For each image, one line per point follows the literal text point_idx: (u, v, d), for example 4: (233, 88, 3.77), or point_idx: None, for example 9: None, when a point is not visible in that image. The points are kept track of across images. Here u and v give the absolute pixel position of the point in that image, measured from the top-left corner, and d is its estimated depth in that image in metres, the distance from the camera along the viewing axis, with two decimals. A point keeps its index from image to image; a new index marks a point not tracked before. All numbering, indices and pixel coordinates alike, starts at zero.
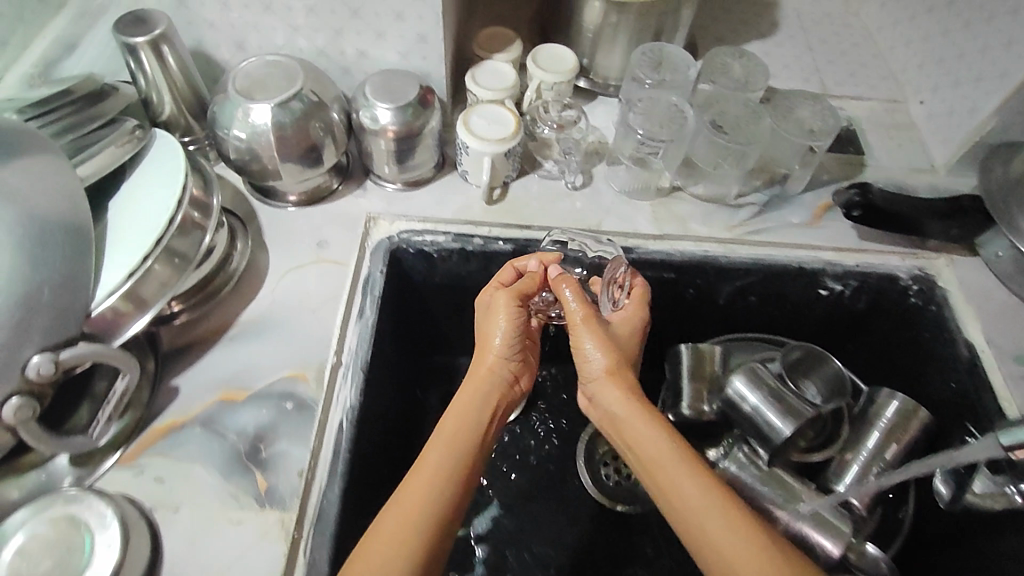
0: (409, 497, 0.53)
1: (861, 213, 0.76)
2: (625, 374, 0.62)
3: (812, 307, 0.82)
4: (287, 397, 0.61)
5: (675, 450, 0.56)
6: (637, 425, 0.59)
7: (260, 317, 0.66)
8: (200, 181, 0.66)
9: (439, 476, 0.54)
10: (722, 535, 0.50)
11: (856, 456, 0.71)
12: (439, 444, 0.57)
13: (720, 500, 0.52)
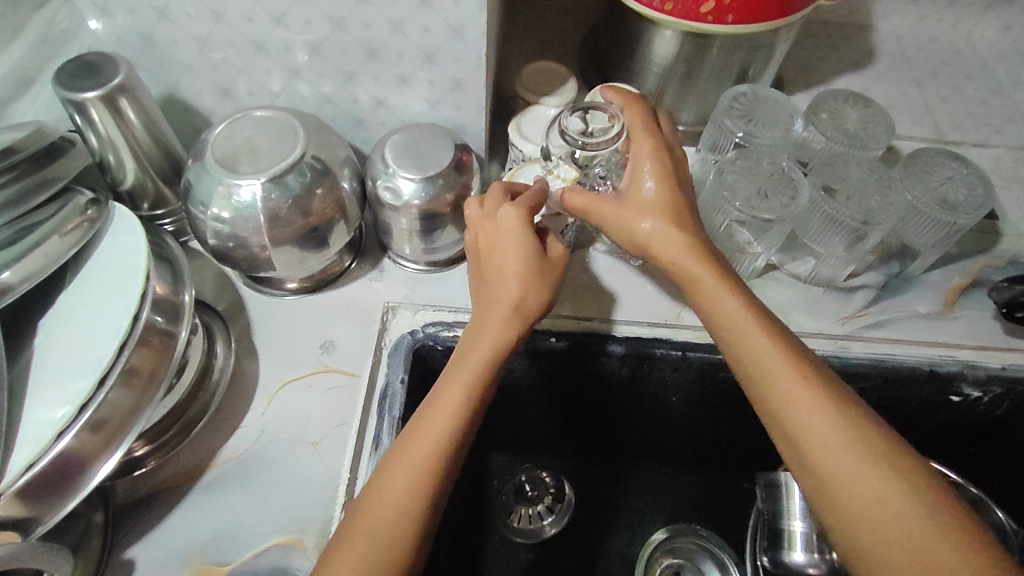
0: (416, 444, 0.42)
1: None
2: (676, 225, 0.47)
3: (933, 415, 0.63)
4: (279, 575, 0.46)
5: (751, 324, 0.44)
6: (701, 286, 0.46)
7: (248, 453, 0.51)
8: (168, 275, 0.50)
9: (449, 416, 0.43)
10: (810, 431, 0.40)
11: None
12: (460, 374, 0.45)
13: (804, 387, 0.41)
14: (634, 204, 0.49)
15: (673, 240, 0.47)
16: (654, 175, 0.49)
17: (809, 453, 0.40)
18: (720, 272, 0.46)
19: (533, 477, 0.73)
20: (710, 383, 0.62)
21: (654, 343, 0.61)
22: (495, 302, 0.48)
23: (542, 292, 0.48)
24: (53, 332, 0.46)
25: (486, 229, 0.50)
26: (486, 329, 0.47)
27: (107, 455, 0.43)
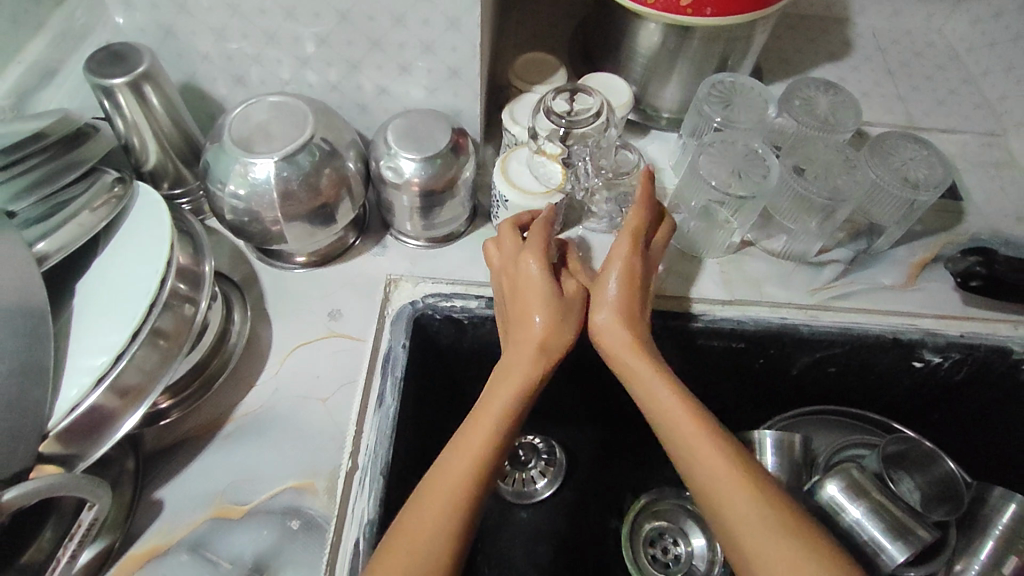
0: (440, 483, 0.46)
1: (979, 284, 0.64)
2: (623, 320, 0.54)
3: (898, 381, 0.68)
4: (292, 512, 0.51)
5: (683, 411, 0.49)
6: (643, 380, 0.52)
7: (264, 408, 0.55)
8: (189, 247, 0.55)
9: (472, 451, 0.47)
10: (739, 514, 0.44)
11: (967, 568, 0.57)
12: (488, 412, 0.49)
13: (729, 471, 0.46)
14: (596, 300, 0.56)
15: (623, 337, 0.53)
16: (618, 276, 0.56)
17: (740, 533, 0.43)
18: (659, 366, 0.52)
19: (526, 444, 0.78)
20: (692, 350, 0.66)
21: None
22: (518, 343, 0.53)
23: (566, 330, 0.54)
24: (89, 294, 0.51)
25: (511, 274, 0.57)
26: (515, 368, 0.52)
27: (134, 409, 0.48)
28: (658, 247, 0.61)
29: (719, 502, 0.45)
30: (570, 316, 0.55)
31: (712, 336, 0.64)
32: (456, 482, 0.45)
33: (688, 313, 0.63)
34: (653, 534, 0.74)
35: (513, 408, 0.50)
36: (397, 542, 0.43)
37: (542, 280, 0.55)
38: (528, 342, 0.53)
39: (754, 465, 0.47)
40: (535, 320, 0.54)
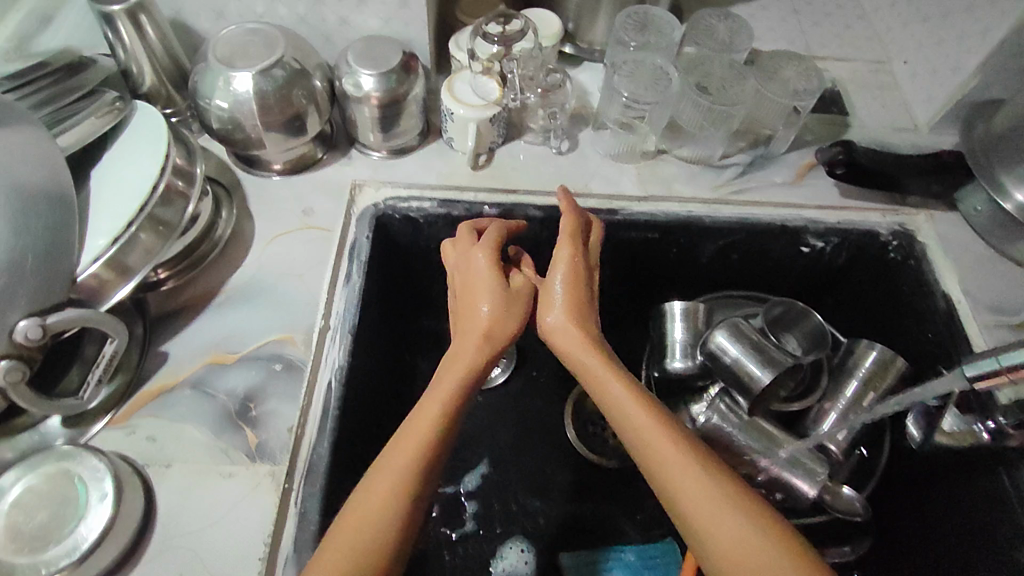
0: (392, 457, 0.51)
1: (843, 171, 0.71)
2: (572, 318, 0.61)
3: (792, 265, 0.80)
4: (275, 358, 0.62)
5: (628, 396, 0.55)
6: (595, 373, 0.57)
7: (249, 283, 0.67)
8: (183, 151, 0.65)
9: (420, 429, 0.53)
10: (685, 488, 0.49)
11: (834, 404, 0.69)
12: (438, 394, 0.56)
13: (675, 448, 0.51)
14: (548, 304, 0.63)
15: (574, 334, 0.60)
16: (563, 276, 0.64)
17: (687, 502, 0.48)
18: (608, 359, 0.58)
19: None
20: (614, 242, 0.77)
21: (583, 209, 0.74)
22: (469, 333, 0.61)
23: (511, 322, 0.62)
24: (100, 181, 0.61)
25: (467, 275, 0.65)
26: (464, 357, 0.59)
27: (127, 280, 0.59)
28: (594, 250, 0.68)
29: (667, 476, 0.50)
30: (516, 307, 0.63)
31: (630, 228, 0.75)
32: (404, 456, 0.51)
33: (608, 208, 0.75)
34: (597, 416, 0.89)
35: (459, 392, 0.56)
36: (355, 508, 0.49)
37: (495, 281, 0.63)
38: (477, 338, 0.60)
39: (696, 441, 0.52)
40: (483, 312, 0.61)
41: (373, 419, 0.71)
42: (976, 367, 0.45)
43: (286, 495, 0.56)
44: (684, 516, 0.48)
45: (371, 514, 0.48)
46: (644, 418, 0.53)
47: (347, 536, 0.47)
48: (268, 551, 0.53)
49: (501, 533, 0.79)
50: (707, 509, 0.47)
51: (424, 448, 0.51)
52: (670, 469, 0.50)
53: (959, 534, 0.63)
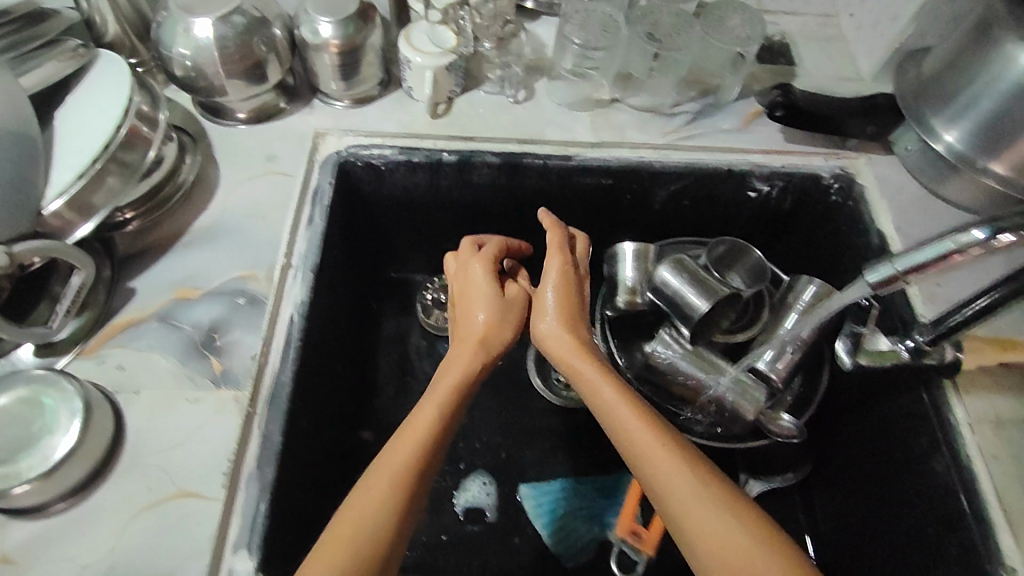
0: (390, 457, 0.54)
1: (782, 113, 0.76)
2: (564, 326, 0.64)
3: (740, 210, 0.83)
4: (239, 293, 0.65)
5: (620, 397, 0.57)
6: (585, 376, 0.60)
7: (214, 225, 0.70)
8: (148, 97, 0.66)
9: (417, 431, 0.56)
10: (669, 484, 0.52)
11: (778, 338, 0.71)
12: (435, 398, 0.59)
13: (659, 445, 0.54)
14: (539, 314, 0.66)
15: (565, 339, 0.63)
16: (554, 285, 0.67)
17: (669, 495, 0.52)
18: (598, 362, 0.61)
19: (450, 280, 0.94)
20: (569, 189, 0.80)
21: (536, 154, 0.77)
22: (466, 339, 0.65)
23: (504, 332, 0.66)
24: (64, 123, 0.63)
25: (465, 291, 0.70)
26: (460, 362, 0.62)
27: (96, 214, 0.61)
28: (580, 260, 0.72)
29: (652, 471, 0.53)
30: (508, 319, 0.68)
31: (584, 173, 0.78)
32: (402, 456, 0.54)
33: (561, 154, 0.78)
34: None
35: (455, 395, 0.60)
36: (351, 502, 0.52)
37: (490, 295, 0.68)
38: (473, 347, 0.64)
39: (681, 439, 0.55)
40: (479, 319, 0.66)
41: (335, 356, 0.75)
42: (870, 271, 0.47)
43: (249, 417, 0.59)
44: (667, 507, 0.52)
45: (368, 508, 0.51)
46: (632, 417, 0.56)
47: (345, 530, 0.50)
48: (232, 466, 0.56)
49: (465, 469, 0.83)
50: (690, 499, 0.51)
51: (421, 447, 0.55)
52: (657, 466, 0.53)
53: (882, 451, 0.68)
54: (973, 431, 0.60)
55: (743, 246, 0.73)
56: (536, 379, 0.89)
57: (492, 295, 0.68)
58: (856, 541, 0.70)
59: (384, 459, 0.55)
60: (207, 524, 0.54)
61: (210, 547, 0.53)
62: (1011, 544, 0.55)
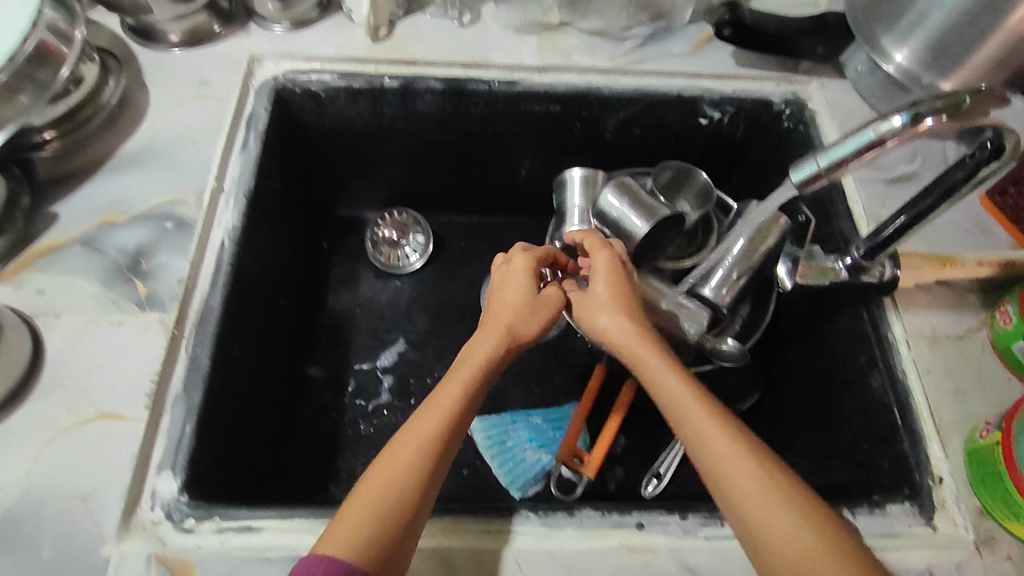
0: (397, 453, 0.48)
1: (731, 33, 0.73)
2: (622, 314, 0.56)
3: (693, 139, 0.81)
4: (167, 217, 0.63)
5: (686, 390, 0.49)
6: (648, 364, 0.52)
7: (141, 149, 0.67)
8: (63, 11, 0.61)
9: (441, 416, 0.50)
10: (739, 488, 0.44)
11: (721, 261, 0.69)
12: (454, 389, 0.52)
13: (729, 445, 0.45)
14: (592, 308, 0.57)
15: (624, 327, 0.55)
16: (607, 274, 0.59)
17: (739, 499, 0.44)
18: (662, 352, 0.52)
19: (402, 216, 0.93)
20: (516, 117, 0.78)
21: (481, 79, 0.75)
22: (494, 324, 0.58)
23: (534, 321, 0.59)
24: None
25: (500, 283, 0.62)
26: (482, 350, 0.55)
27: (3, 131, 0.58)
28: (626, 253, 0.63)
29: (719, 473, 0.45)
30: (543, 311, 0.59)
31: (532, 100, 0.76)
32: (409, 452, 0.48)
33: (507, 80, 0.75)
34: None
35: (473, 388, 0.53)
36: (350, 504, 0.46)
37: (524, 290, 0.59)
38: (499, 332, 0.56)
39: (755, 437, 0.47)
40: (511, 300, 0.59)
41: (275, 289, 0.73)
42: (795, 171, 0.46)
43: (176, 340, 0.57)
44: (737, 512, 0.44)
45: (377, 498, 0.46)
46: (697, 412, 0.47)
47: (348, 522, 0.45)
48: (155, 388, 0.55)
49: (415, 404, 0.82)
50: (764, 508, 0.42)
51: (430, 443, 0.48)
52: (728, 470, 0.44)
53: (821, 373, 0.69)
54: (909, 346, 0.60)
55: (693, 171, 0.72)
56: None
57: (525, 283, 0.60)
58: (798, 465, 0.70)
59: (394, 459, 0.47)
60: (130, 444, 0.52)
61: (130, 467, 0.52)
62: (939, 455, 0.56)
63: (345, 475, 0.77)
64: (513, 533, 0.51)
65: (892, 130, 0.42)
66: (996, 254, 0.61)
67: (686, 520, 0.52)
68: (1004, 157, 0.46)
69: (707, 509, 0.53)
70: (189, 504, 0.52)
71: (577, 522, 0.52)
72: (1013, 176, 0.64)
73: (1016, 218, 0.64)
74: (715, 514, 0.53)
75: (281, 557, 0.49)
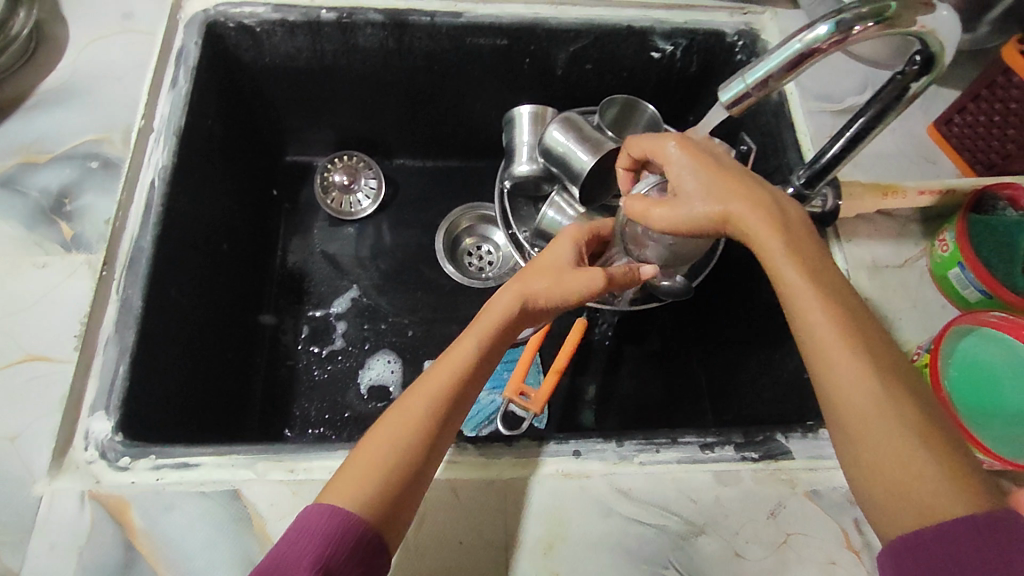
0: (392, 421, 0.47)
1: None
2: (754, 208, 0.47)
3: (647, 73, 0.79)
4: (92, 156, 0.61)
5: (824, 317, 0.43)
6: (786, 279, 0.45)
7: (62, 85, 0.64)
8: None
9: (450, 376, 0.49)
10: (868, 421, 0.40)
11: None
12: (454, 363, 0.50)
13: (863, 376, 0.41)
14: (731, 198, 0.48)
15: (762, 229, 0.46)
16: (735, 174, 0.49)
17: (876, 454, 0.40)
18: (806, 269, 0.45)
19: (353, 160, 0.90)
20: (463, 52, 0.75)
21: (424, 12, 0.72)
22: (514, 285, 0.54)
23: (562, 291, 0.53)
24: None
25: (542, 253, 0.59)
26: (492, 315, 0.52)
27: None
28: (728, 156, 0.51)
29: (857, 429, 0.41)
30: (583, 276, 0.54)
31: (477, 33, 0.73)
32: (408, 428, 0.46)
33: (450, 12, 0.72)
34: (472, 246, 0.91)
35: (478, 356, 0.51)
36: (348, 469, 0.45)
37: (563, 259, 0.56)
38: (512, 287, 0.53)
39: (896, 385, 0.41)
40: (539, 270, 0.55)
41: (216, 235, 0.72)
42: (723, 93, 0.44)
43: (104, 281, 0.56)
44: (863, 460, 0.41)
45: (377, 464, 0.45)
46: (844, 356, 0.42)
47: (356, 473, 0.45)
48: (84, 329, 0.54)
49: (370, 348, 0.82)
50: (904, 461, 0.39)
51: (427, 421, 0.47)
52: (863, 421, 0.40)
53: (759, 306, 0.69)
54: (850, 276, 0.61)
55: (642, 106, 0.71)
56: (450, 266, 0.87)
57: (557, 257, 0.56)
58: (746, 396, 0.72)
59: (382, 431, 0.47)
60: (57, 384, 0.51)
61: (61, 407, 0.51)
62: None
63: (299, 419, 0.77)
64: (450, 463, 0.52)
65: (818, 41, 0.40)
66: (938, 182, 0.61)
67: (622, 447, 0.53)
68: (934, 69, 0.45)
69: (643, 436, 0.54)
70: (124, 443, 0.51)
71: (514, 450, 0.53)
72: (959, 105, 0.63)
73: (961, 147, 0.65)
74: (650, 441, 0.54)
75: (217, 491, 0.49)
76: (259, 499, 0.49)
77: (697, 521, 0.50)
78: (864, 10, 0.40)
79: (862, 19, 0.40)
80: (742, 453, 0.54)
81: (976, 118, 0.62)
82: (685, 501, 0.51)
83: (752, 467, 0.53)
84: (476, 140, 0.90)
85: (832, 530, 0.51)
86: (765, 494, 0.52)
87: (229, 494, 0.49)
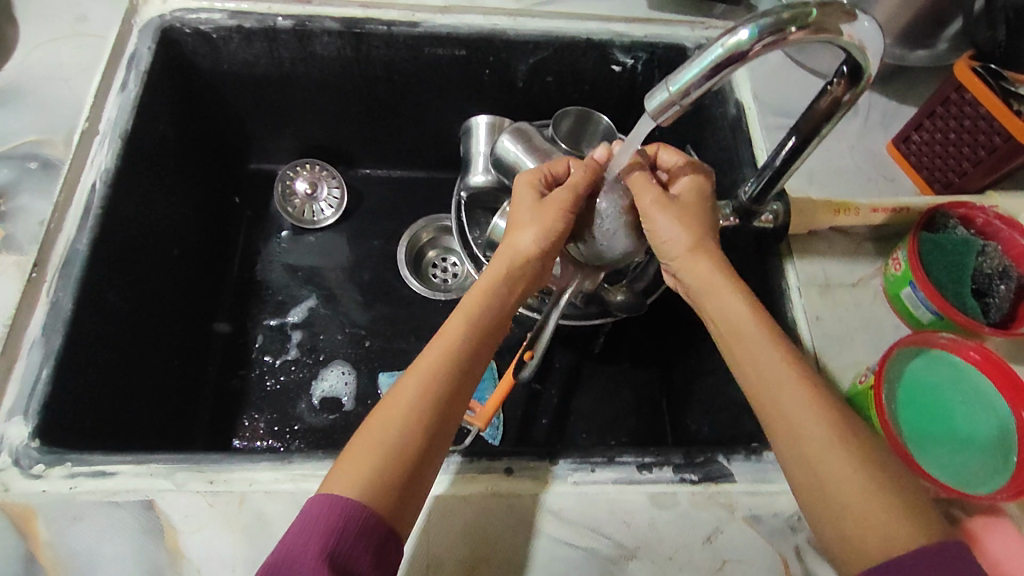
0: (392, 406, 0.45)
1: None
2: (700, 252, 0.50)
3: (610, 86, 0.79)
4: (32, 157, 0.61)
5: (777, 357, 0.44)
6: (745, 323, 0.46)
7: (8, 86, 0.64)
8: None
9: (455, 361, 0.47)
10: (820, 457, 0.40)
11: None
12: (451, 343, 0.48)
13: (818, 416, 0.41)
14: (687, 227, 0.51)
15: (704, 273, 0.49)
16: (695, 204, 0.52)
17: (838, 493, 0.39)
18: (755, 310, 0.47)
19: (316, 168, 0.89)
20: (422, 61, 0.75)
21: (382, 22, 0.72)
22: (502, 257, 0.53)
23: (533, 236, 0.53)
24: None
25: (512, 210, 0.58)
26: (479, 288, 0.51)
27: None
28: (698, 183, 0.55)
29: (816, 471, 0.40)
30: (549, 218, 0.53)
31: (434, 43, 0.73)
32: (403, 414, 0.44)
33: (408, 21, 0.72)
34: (436, 258, 0.90)
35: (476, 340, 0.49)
36: (345, 460, 0.43)
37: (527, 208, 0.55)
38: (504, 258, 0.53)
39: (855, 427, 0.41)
40: (521, 225, 0.54)
41: (166, 240, 0.71)
42: (648, 101, 0.43)
43: (34, 284, 0.55)
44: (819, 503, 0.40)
45: (374, 456, 0.43)
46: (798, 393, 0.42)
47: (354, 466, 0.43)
48: (7, 330, 0.53)
49: (324, 359, 0.81)
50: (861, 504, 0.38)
51: (428, 409, 0.45)
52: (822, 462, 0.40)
53: None
54: (801, 295, 0.59)
55: (598, 117, 0.70)
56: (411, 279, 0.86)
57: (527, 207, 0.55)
58: (704, 416, 0.70)
59: (381, 417, 0.45)
60: None
61: None
62: None
63: (247, 430, 0.76)
64: None
65: (740, 45, 0.39)
66: (893, 200, 0.59)
67: (555, 466, 0.52)
68: (860, 83, 0.44)
69: (579, 454, 0.53)
70: (39, 450, 0.50)
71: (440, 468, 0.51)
72: (915, 122, 0.62)
73: (919, 165, 0.63)
74: (586, 459, 0.52)
75: (130, 501, 0.48)
76: (174, 510, 0.48)
77: (629, 544, 0.48)
78: (785, 15, 0.38)
79: (784, 24, 0.38)
80: (680, 475, 0.52)
81: (932, 136, 0.61)
82: (617, 523, 0.49)
83: (689, 489, 0.51)
84: (440, 151, 0.89)
85: (771, 558, 0.48)
86: (701, 518, 0.50)
87: (142, 505, 0.48)
